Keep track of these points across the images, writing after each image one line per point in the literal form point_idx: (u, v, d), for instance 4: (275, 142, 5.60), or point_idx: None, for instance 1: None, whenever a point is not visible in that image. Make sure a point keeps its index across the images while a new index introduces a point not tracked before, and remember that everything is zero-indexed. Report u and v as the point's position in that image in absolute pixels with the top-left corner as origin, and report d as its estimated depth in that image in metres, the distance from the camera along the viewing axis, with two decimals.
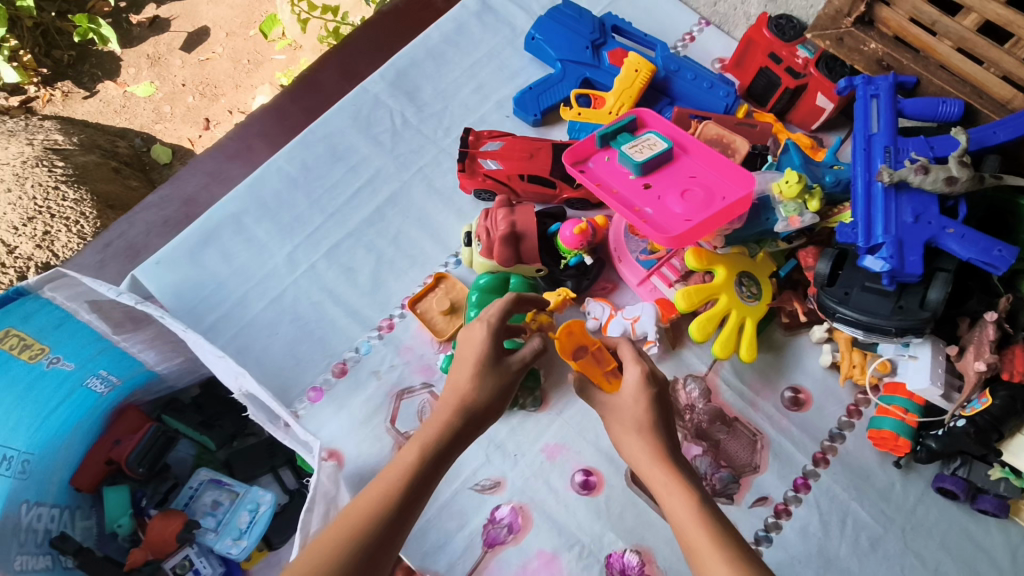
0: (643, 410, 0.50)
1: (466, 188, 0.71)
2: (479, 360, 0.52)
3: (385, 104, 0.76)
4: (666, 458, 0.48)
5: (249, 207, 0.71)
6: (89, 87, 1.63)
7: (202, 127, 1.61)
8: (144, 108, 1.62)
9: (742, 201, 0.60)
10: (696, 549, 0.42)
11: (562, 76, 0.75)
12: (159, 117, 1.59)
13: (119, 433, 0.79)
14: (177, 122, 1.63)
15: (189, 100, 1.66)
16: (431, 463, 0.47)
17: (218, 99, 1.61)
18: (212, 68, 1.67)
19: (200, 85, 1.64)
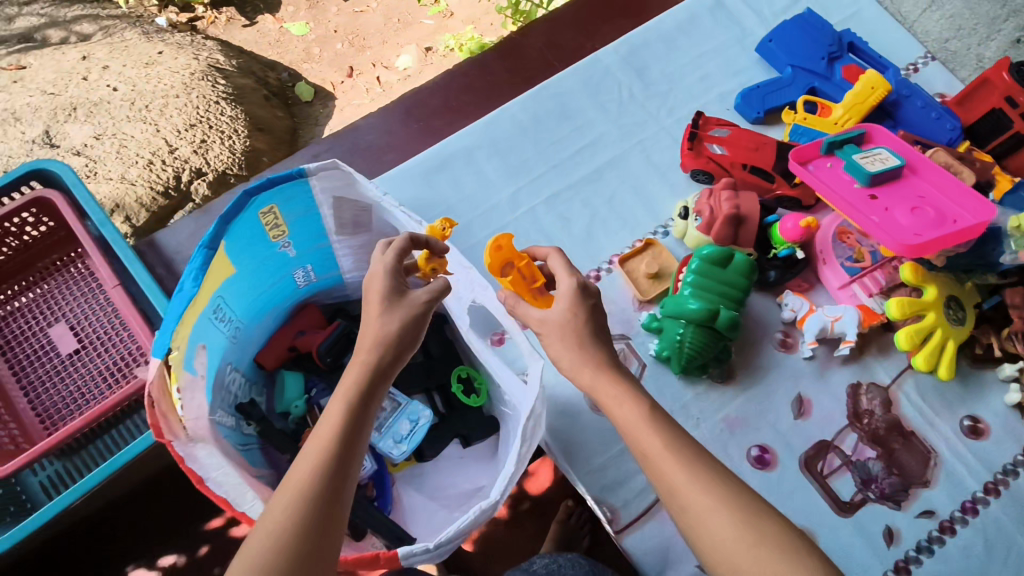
0: (581, 321, 0.54)
1: (685, 167, 0.75)
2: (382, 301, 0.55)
3: (615, 76, 0.80)
4: (613, 371, 0.52)
5: (482, 144, 0.76)
6: (251, 18, 2.04)
7: (346, 75, 1.93)
8: (297, 44, 1.99)
9: (977, 226, 0.63)
10: (648, 452, 0.48)
11: (791, 82, 0.78)
12: (308, 57, 1.97)
13: (303, 326, 0.88)
14: (323, 64, 1.96)
15: (337, 46, 2.00)
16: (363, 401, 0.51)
17: (365, 51, 1.96)
18: (365, 22, 2.02)
19: (351, 35, 1.99)
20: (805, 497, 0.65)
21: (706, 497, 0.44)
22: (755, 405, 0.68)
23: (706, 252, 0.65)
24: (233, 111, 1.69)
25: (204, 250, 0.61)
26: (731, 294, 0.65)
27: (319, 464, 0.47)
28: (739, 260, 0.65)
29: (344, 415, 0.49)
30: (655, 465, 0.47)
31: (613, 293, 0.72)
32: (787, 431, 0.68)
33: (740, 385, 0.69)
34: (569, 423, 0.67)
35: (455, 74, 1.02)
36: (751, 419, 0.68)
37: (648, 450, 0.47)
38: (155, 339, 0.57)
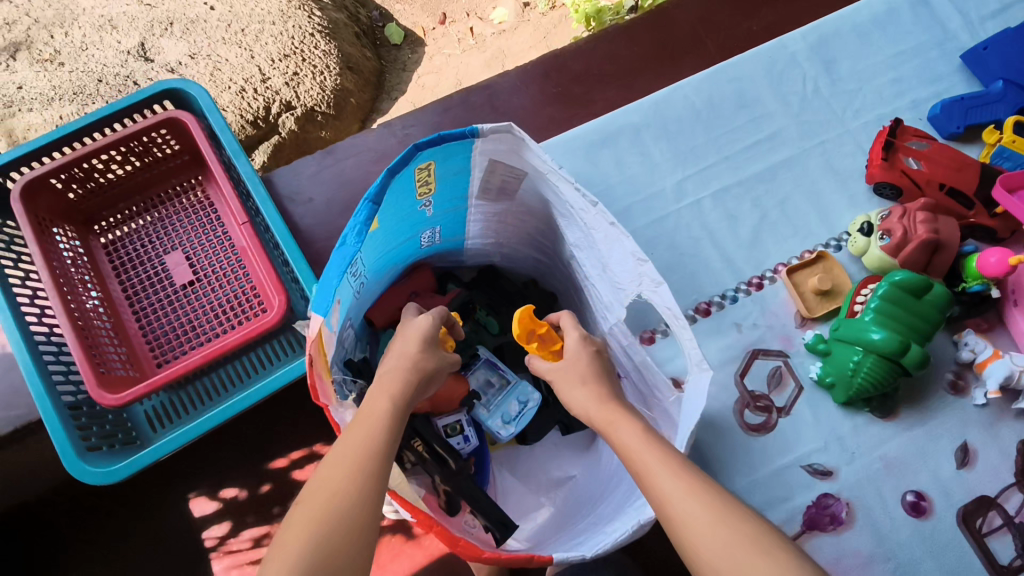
0: (584, 365, 0.58)
1: (870, 178, 0.69)
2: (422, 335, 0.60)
3: (801, 66, 0.75)
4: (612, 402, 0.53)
5: (651, 123, 0.71)
6: None
7: (438, 21, 1.84)
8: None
9: None
10: (644, 469, 0.46)
11: (1003, 96, 0.69)
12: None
13: (417, 288, 0.85)
14: (415, 7, 1.87)
15: None
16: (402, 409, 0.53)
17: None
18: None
19: None
20: (961, 555, 0.60)
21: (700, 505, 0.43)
22: (915, 447, 0.63)
23: (900, 277, 0.59)
24: (327, 46, 1.60)
25: (369, 203, 0.56)
26: (920, 326, 0.59)
27: (355, 449, 0.48)
28: (936, 291, 0.59)
29: (380, 419, 0.51)
30: (643, 472, 0.47)
31: (776, 304, 0.66)
32: (947, 480, 0.62)
33: (902, 423, 0.64)
34: (717, 439, 0.63)
35: (598, 41, 0.94)
36: (909, 461, 0.63)
37: (640, 464, 0.47)
38: (314, 296, 0.54)
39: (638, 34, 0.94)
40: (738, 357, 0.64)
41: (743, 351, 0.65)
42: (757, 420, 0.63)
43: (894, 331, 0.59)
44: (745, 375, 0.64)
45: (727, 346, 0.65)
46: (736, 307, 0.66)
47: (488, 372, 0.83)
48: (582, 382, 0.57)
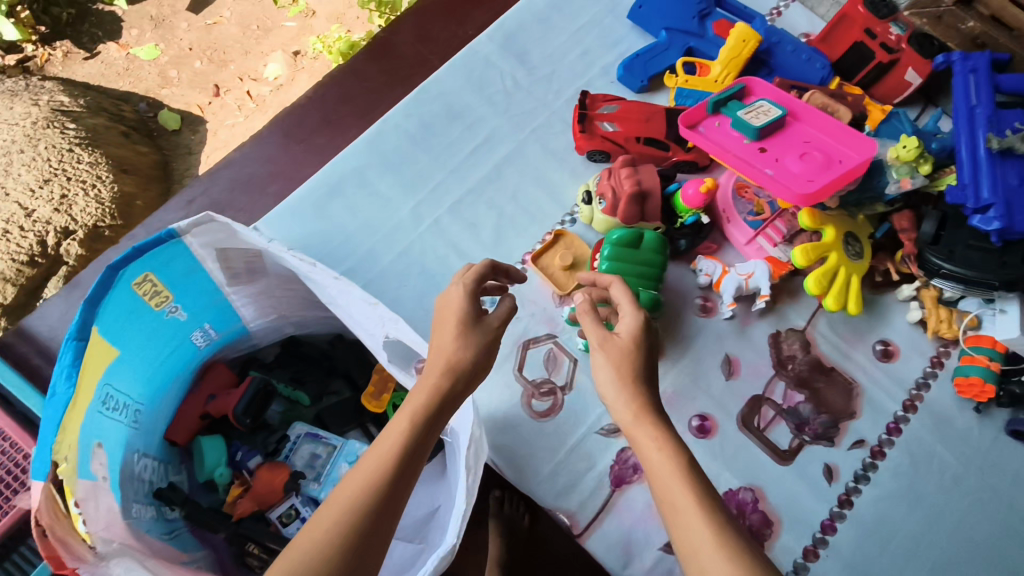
0: (636, 356, 0.49)
1: (581, 149, 0.73)
2: (459, 328, 0.52)
3: (495, 65, 0.78)
4: (650, 412, 0.47)
5: (371, 162, 0.72)
6: (90, 48, 1.71)
7: (213, 94, 1.66)
8: (149, 72, 1.69)
9: (861, 166, 0.64)
10: (665, 495, 0.42)
11: (669, 44, 0.77)
12: (166, 82, 1.67)
13: (214, 388, 0.81)
14: (184, 87, 1.66)
15: (196, 66, 1.69)
16: (418, 439, 0.47)
17: (228, 66, 1.67)
18: (220, 33, 1.72)
19: (208, 50, 1.70)
20: (749, 456, 0.67)
21: (704, 535, 0.39)
22: (688, 376, 0.69)
23: (616, 236, 0.66)
24: (91, 156, 1.45)
25: (71, 342, 0.56)
26: (649, 274, 0.66)
27: (380, 465, 0.44)
28: (650, 240, 0.66)
29: (398, 438, 0.46)
30: (690, 532, 0.40)
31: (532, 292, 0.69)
32: (720, 395, 0.69)
33: (670, 359, 0.69)
34: (514, 438, 0.65)
35: (330, 86, 0.95)
36: (686, 391, 0.68)
37: (669, 499, 0.42)
38: (31, 461, 0.51)
39: (363, 67, 0.96)
40: (510, 354, 0.67)
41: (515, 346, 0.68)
42: (544, 405, 0.66)
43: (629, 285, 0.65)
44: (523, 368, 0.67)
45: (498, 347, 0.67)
46: None
47: (311, 444, 0.81)
48: (613, 364, 0.49)
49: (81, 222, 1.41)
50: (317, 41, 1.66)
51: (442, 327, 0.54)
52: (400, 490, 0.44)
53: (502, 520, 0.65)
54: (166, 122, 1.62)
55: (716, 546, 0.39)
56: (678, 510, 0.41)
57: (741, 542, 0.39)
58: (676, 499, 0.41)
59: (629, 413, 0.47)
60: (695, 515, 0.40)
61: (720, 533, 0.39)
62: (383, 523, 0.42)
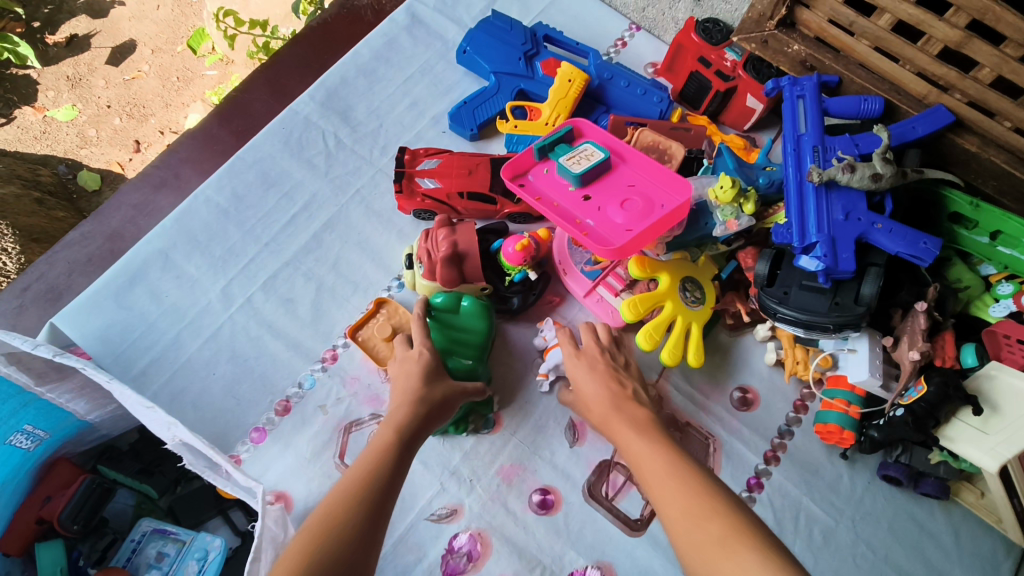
0: (592, 377, 0.56)
1: (404, 209, 0.70)
2: (432, 366, 0.56)
3: (316, 126, 0.75)
4: (620, 407, 0.53)
5: (177, 242, 0.69)
6: (6, 113, 1.63)
7: (134, 150, 1.59)
8: (68, 132, 1.61)
9: (681, 208, 0.60)
10: (641, 468, 0.46)
11: (498, 89, 0.74)
12: (85, 141, 1.60)
13: (50, 490, 0.74)
14: (104, 145, 1.60)
15: (116, 122, 1.63)
16: (408, 441, 0.50)
17: (148, 119, 1.61)
18: (140, 88, 1.66)
19: (127, 106, 1.64)
20: (596, 530, 0.60)
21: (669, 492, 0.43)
22: (527, 445, 0.63)
23: (438, 302, 0.62)
24: None
25: None
26: (470, 339, 0.62)
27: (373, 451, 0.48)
28: (469, 305, 0.62)
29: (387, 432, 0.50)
30: (660, 491, 0.44)
31: (355, 368, 0.64)
32: (565, 464, 0.63)
33: (507, 429, 0.64)
34: None
35: (179, 150, 0.90)
36: (526, 463, 0.63)
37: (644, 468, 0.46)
38: None
39: (217, 129, 0.92)
40: (330, 440, 0.61)
41: (334, 431, 0.61)
42: None
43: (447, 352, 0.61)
44: (345, 455, 0.60)
45: (317, 434, 0.61)
46: (316, 390, 0.63)
47: (158, 542, 0.74)
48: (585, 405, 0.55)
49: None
50: (219, 90, 1.62)
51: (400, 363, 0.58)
52: (396, 481, 0.47)
53: None
54: (85, 182, 1.54)
55: (687, 481, 0.43)
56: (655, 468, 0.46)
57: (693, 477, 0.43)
58: (650, 461, 0.46)
59: (606, 420, 0.53)
60: (663, 465, 0.45)
61: (693, 473, 0.43)
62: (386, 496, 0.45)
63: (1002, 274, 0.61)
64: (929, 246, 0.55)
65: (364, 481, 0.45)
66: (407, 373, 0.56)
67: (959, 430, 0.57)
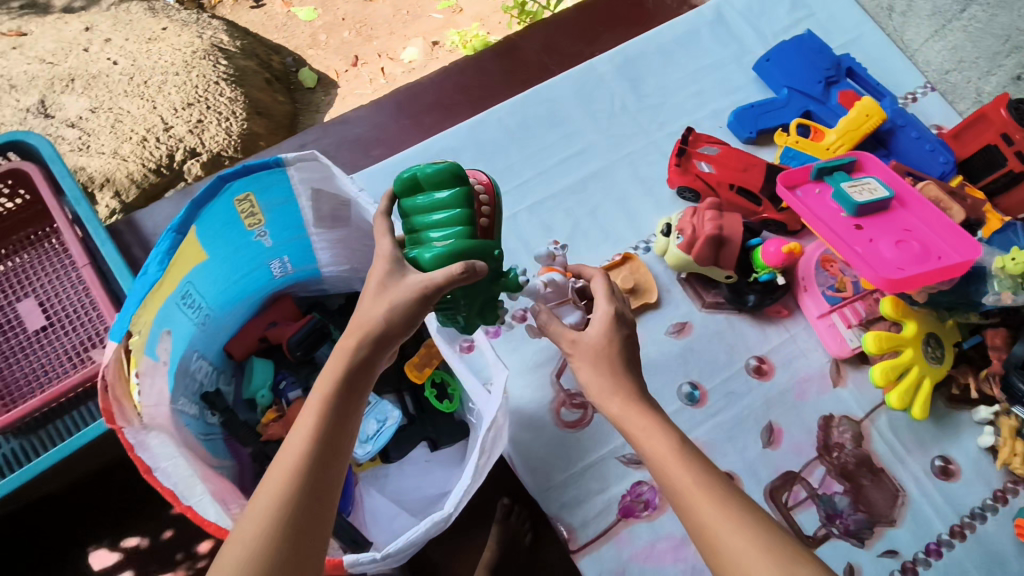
0: (615, 349, 0.50)
1: (672, 183, 0.73)
2: (380, 283, 0.51)
3: (608, 85, 0.79)
4: (641, 401, 0.48)
5: (466, 145, 0.75)
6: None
7: (351, 64, 1.75)
8: (304, 31, 1.81)
9: (960, 265, 0.61)
10: (680, 487, 0.44)
11: (786, 105, 0.76)
12: (314, 44, 1.79)
13: (276, 317, 0.86)
14: (328, 52, 1.78)
15: (345, 36, 1.80)
16: (338, 410, 0.46)
17: (372, 41, 1.77)
18: (374, 12, 1.82)
19: (358, 24, 1.80)
20: None
21: (735, 531, 0.41)
22: (724, 431, 0.67)
23: (407, 173, 0.56)
24: (232, 93, 1.53)
25: (172, 233, 0.60)
26: (448, 207, 0.55)
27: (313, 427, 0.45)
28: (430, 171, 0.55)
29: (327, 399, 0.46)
30: (700, 515, 0.42)
31: None
32: (754, 460, 0.66)
33: (710, 409, 0.67)
34: (534, 438, 0.66)
35: (451, 73, 1.00)
36: (719, 445, 0.66)
37: (678, 483, 0.44)
38: (113, 322, 0.56)
39: (485, 64, 1.01)
40: (552, 357, 0.69)
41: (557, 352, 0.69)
42: (572, 417, 0.66)
43: (425, 234, 0.54)
44: (560, 375, 0.68)
45: (541, 349, 0.69)
46: None
47: None
48: (597, 364, 0.50)
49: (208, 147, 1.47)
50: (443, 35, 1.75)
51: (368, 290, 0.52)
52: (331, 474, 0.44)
53: (505, 529, 0.63)
54: (303, 79, 1.72)
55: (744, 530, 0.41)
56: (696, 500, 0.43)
57: (739, 506, 0.42)
58: (678, 472, 0.44)
59: (616, 407, 0.48)
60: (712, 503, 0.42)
61: (735, 514, 0.41)
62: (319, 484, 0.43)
63: None
64: None
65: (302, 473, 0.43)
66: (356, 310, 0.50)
67: None
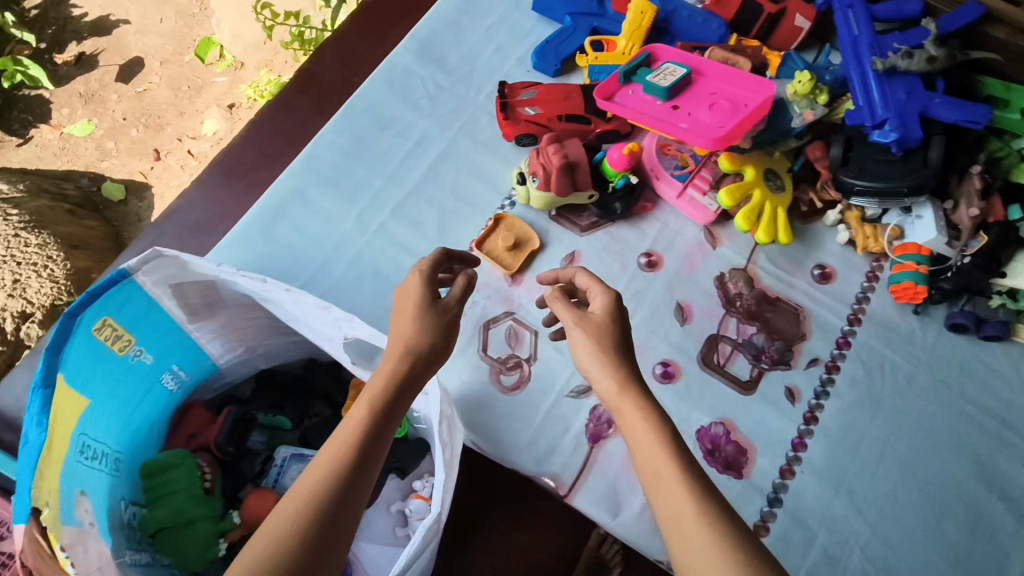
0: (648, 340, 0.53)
1: (509, 136, 0.76)
2: (419, 306, 0.54)
3: (415, 73, 0.81)
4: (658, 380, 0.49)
5: (309, 181, 0.74)
6: (22, 133, 1.58)
7: (154, 159, 1.53)
8: (86, 146, 1.55)
9: (763, 105, 0.69)
10: (659, 475, 0.44)
11: (574, 29, 0.82)
12: (103, 153, 1.54)
13: (194, 428, 0.80)
14: (124, 156, 1.54)
15: (133, 134, 1.57)
16: (372, 436, 0.47)
17: (165, 128, 1.54)
18: (153, 99, 1.58)
19: (143, 117, 1.57)
20: (714, 393, 0.69)
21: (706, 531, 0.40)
22: (645, 328, 0.72)
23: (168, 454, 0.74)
24: (39, 237, 1.30)
25: (39, 390, 0.58)
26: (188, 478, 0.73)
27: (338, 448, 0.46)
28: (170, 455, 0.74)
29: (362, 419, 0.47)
30: (674, 500, 0.42)
31: (484, 276, 0.72)
32: (679, 340, 0.71)
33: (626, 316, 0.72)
34: (488, 414, 0.67)
35: (261, 121, 0.96)
36: (646, 342, 0.71)
37: (658, 471, 0.44)
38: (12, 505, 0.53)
39: (290, 100, 0.98)
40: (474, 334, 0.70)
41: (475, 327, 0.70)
42: (512, 378, 0.68)
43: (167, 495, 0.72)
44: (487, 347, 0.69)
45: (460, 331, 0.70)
46: None
47: (298, 465, 0.78)
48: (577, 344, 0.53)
49: (38, 305, 1.25)
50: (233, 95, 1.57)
51: (401, 316, 0.55)
52: (359, 487, 0.44)
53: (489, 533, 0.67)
54: (109, 194, 1.49)
55: (722, 543, 0.39)
56: (686, 522, 0.41)
57: (690, 469, 0.43)
58: (650, 458, 0.45)
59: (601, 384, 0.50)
60: (694, 517, 0.41)
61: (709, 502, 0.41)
62: (344, 505, 0.43)
63: None
64: (983, 111, 0.65)
65: (334, 480, 0.44)
66: (393, 334, 0.53)
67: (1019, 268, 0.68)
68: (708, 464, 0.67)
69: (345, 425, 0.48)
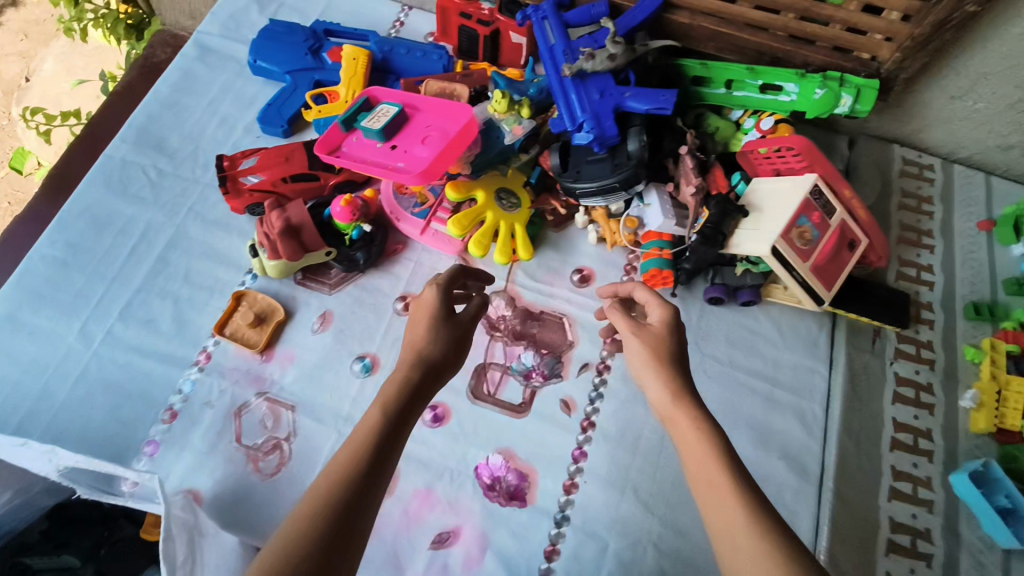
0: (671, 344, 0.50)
1: (238, 209, 0.74)
2: (441, 311, 0.51)
3: (135, 163, 0.77)
4: (686, 395, 0.47)
5: (23, 302, 0.69)
6: None
7: None
8: None
9: (468, 126, 0.69)
10: (707, 480, 0.42)
11: (294, 86, 0.80)
12: None
13: None
14: None
15: None
16: (374, 455, 0.42)
17: None
18: None
19: None
20: (487, 424, 0.68)
21: (752, 547, 0.38)
22: None
23: None
24: None
25: None
26: None
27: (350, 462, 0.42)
28: None
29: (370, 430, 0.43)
30: (723, 508, 0.41)
31: (230, 361, 0.68)
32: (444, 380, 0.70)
33: (386, 367, 0.68)
34: (249, 508, 0.61)
35: None
36: None
37: (708, 474, 0.42)
38: None
39: None
40: (224, 426, 0.65)
41: (225, 418, 0.65)
42: (271, 463, 0.63)
43: None
44: (242, 437, 0.64)
45: (210, 426, 0.65)
46: (197, 390, 0.66)
47: None
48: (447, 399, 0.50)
49: None
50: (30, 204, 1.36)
51: (410, 324, 0.52)
52: (350, 524, 0.39)
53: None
54: None
55: (767, 552, 0.38)
56: (736, 533, 0.39)
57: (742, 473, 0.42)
58: (699, 463, 0.43)
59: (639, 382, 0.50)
60: (744, 526, 0.39)
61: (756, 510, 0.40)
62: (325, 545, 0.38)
63: (746, 113, 0.77)
64: (667, 97, 0.67)
65: (323, 517, 0.39)
66: (408, 334, 0.50)
67: (742, 236, 0.68)
68: (490, 500, 0.65)
69: (351, 441, 0.43)
